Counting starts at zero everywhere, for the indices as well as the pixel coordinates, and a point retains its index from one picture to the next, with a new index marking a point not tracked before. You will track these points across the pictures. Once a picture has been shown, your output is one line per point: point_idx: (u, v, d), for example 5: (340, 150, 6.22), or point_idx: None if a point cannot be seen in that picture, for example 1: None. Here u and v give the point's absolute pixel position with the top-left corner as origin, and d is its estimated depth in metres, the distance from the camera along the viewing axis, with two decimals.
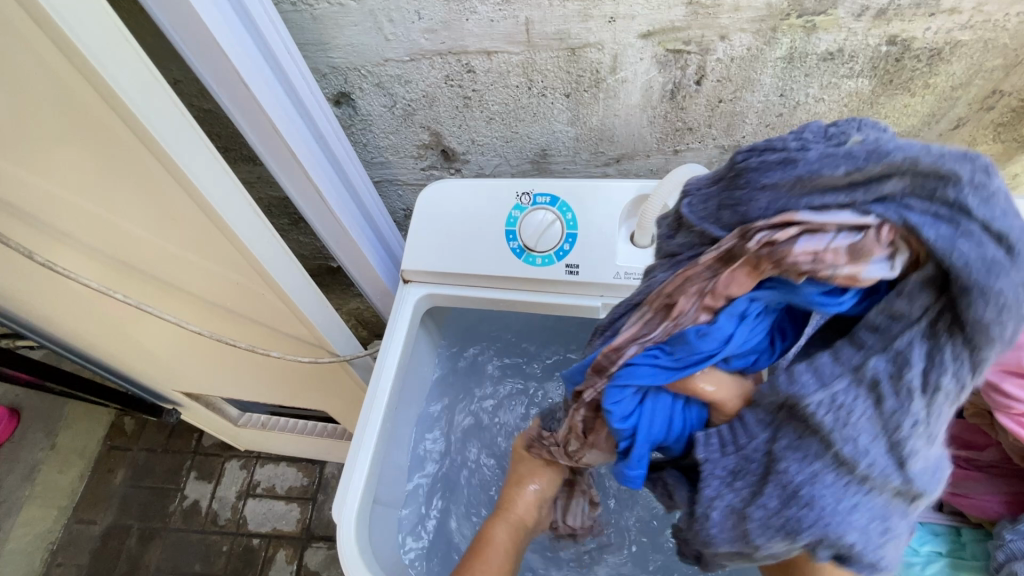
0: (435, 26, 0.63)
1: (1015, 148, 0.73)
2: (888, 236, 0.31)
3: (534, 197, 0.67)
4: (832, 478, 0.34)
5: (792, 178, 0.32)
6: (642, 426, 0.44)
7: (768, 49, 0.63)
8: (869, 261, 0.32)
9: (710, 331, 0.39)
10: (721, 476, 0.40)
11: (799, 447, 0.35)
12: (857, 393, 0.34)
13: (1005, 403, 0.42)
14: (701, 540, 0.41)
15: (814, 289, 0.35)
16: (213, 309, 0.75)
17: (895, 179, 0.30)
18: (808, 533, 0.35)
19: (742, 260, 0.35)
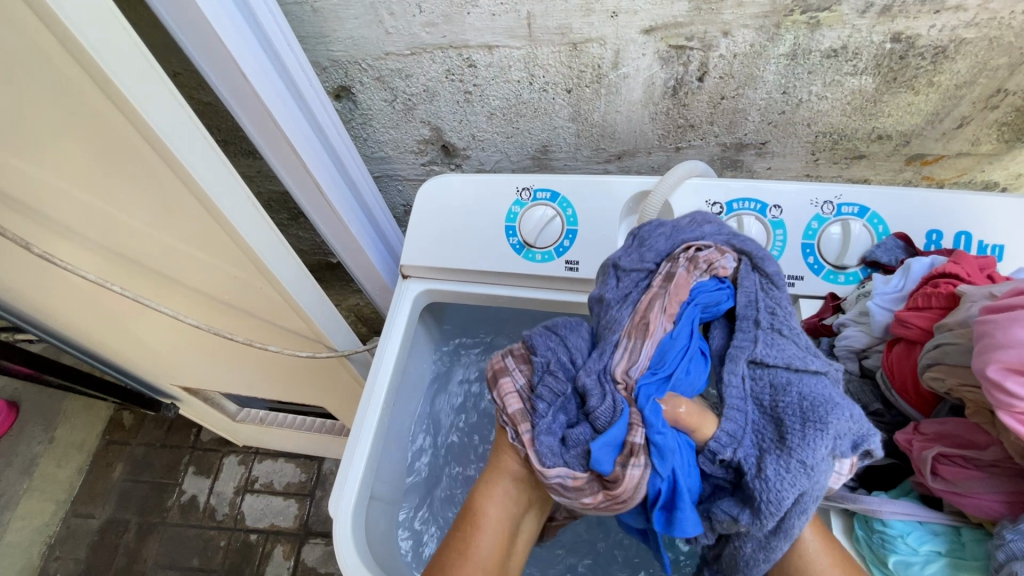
0: (436, 20, 0.62)
1: (1018, 148, 0.73)
2: (730, 252, 0.49)
3: (535, 192, 0.67)
4: (807, 388, 0.41)
5: (671, 226, 0.51)
6: (679, 462, 0.43)
7: (771, 45, 0.63)
8: (726, 258, 0.49)
9: (677, 334, 0.47)
10: (750, 436, 0.42)
11: (768, 373, 0.43)
12: (772, 332, 0.44)
13: (1008, 402, 0.35)
14: (775, 505, 0.39)
15: (711, 288, 0.48)
16: (210, 302, 0.74)
17: (709, 224, 0.51)
18: (832, 426, 0.39)
19: (679, 274, 0.47)
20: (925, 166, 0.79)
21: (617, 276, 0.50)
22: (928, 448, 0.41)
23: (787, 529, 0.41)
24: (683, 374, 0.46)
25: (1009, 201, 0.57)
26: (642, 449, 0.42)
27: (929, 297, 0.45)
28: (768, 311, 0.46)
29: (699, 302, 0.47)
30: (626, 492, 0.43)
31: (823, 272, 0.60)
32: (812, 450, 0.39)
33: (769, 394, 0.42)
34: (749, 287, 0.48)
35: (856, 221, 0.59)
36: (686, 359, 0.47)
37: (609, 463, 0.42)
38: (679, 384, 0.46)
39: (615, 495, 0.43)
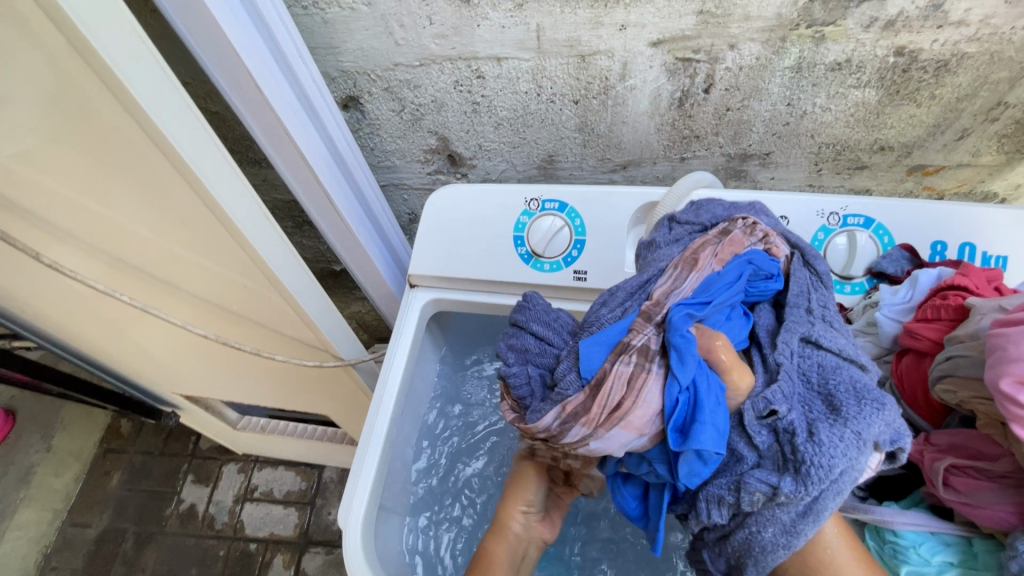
0: (446, 31, 0.63)
1: (1017, 159, 0.74)
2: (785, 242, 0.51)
3: (543, 203, 0.67)
4: (857, 374, 0.41)
5: (727, 205, 0.53)
6: (700, 385, 0.41)
7: (776, 58, 0.63)
8: (780, 240, 0.50)
9: (725, 274, 0.46)
10: (800, 401, 0.41)
11: (819, 354, 0.43)
12: (829, 327, 0.45)
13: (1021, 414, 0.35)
14: (826, 471, 0.37)
15: (767, 257, 0.48)
16: (217, 310, 0.74)
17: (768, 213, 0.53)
18: (888, 410, 0.39)
19: (733, 234, 0.49)
20: (926, 177, 0.80)
21: (670, 228, 0.53)
22: (939, 459, 0.42)
23: (817, 510, 0.39)
24: (723, 318, 0.46)
25: (1014, 213, 0.58)
26: (636, 351, 0.43)
27: (938, 309, 0.46)
28: (819, 304, 0.47)
29: (753, 261, 0.47)
30: (617, 397, 0.42)
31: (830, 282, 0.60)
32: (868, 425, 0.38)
33: (818, 373, 0.42)
34: (802, 276, 0.49)
35: (862, 232, 0.59)
36: (727, 305, 0.46)
37: (598, 361, 0.44)
38: (716, 321, 0.46)
39: (606, 405, 0.42)
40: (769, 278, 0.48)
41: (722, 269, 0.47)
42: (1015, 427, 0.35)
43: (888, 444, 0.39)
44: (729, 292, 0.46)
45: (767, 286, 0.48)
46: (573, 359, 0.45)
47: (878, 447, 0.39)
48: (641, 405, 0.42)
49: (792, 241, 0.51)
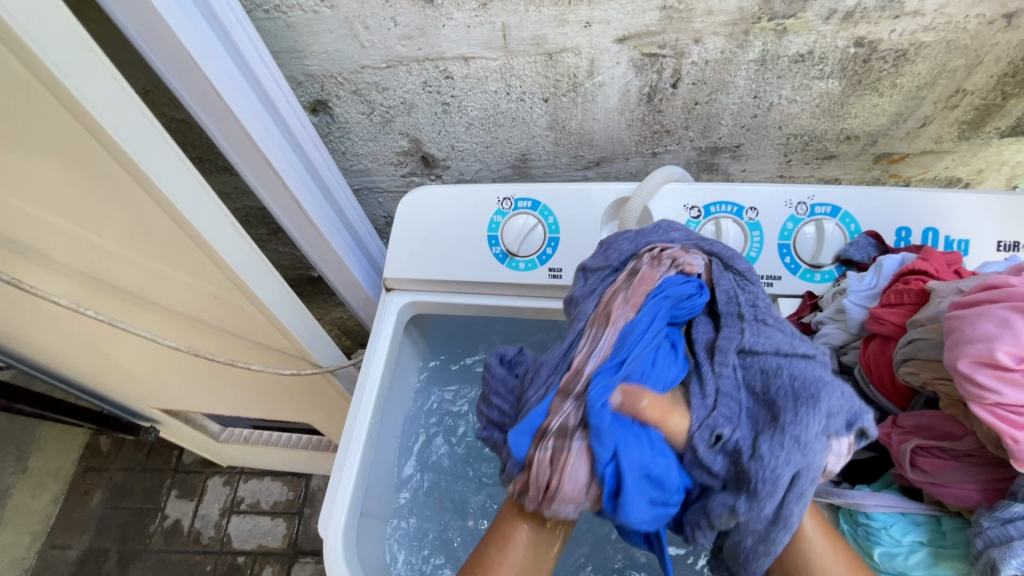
0: (411, 32, 0.63)
1: (979, 144, 0.76)
2: (697, 254, 0.51)
3: (516, 201, 0.67)
4: (798, 370, 0.41)
5: (631, 233, 0.53)
6: (626, 445, 0.40)
7: (741, 52, 0.64)
8: (691, 257, 0.50)
9: (639, 319, 0.45)
10: (742, 411, 0.41)
11: (756, 352, 0.43)
12: (761, 328, 0.44)
13: (979, 394, 0.35)
14: (772, 485, 0.38)
15: (676, 283, 0.47)
16: (189, 323, 0.72)
17: (676, 229, 0.53)
18: (826, 402, 0.39)
19: (640, 269, 0.49)
20: (892, 165, 0.81)
21: (585, 278, 0.52)
22: (906, 441, 0.43)
23: (787, 516, 0.39)
24: (648, 364, 0.44)
25: (973, 197, 0.59)
26: (557, 433, 0.41)
27: (901, 294, 0.47)
28: (749, 304, 0.47)
29: (668, 293, 0.47)
30: (546, 476, 0.41)
31: (800, 272, 0.61)
32: (807, 428, 0.38)
33: (761, 381, 0.41)
34: (726, 285, 0.49)
35: (829, 220, 0.60)
36: (651, 347, 0.45)
37: (525, 449, 0.42)
38: (641, 373, 0.43)
39: (540, 486, 0.42)
40: (691, 295, 0.48)
41: (636, 315, 0.46)
42: (973, 406, 0.36)
43: (841, 427, 0.39)
44: (646, 335, 0.45)
45: (691, 304, 0.48)
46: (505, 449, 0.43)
47: (831, 437, 0.39)
48: (568, 480, 0.41)
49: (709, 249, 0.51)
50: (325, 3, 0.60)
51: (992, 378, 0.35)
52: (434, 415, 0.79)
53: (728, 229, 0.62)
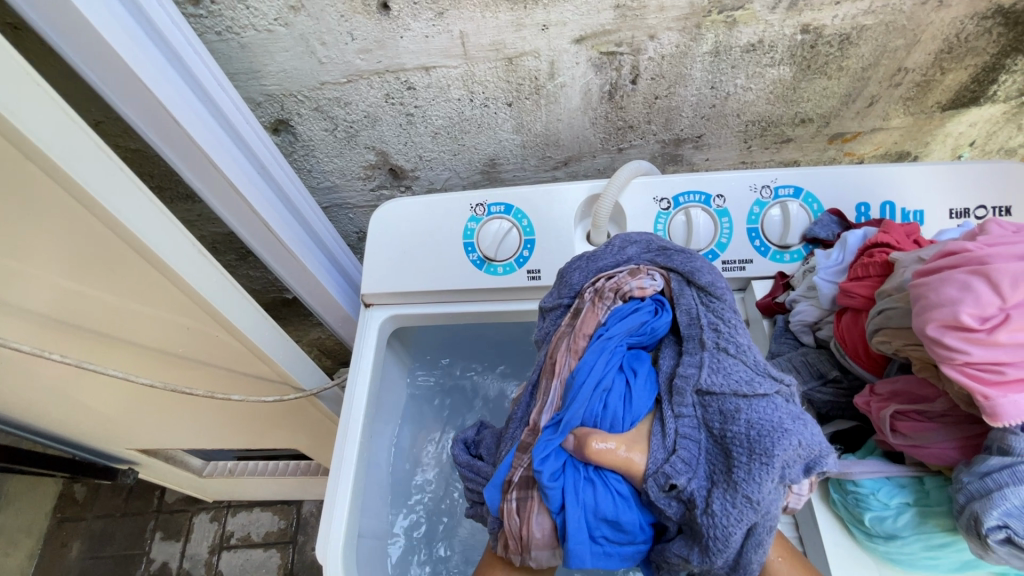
0: (369, 46, 0.62)
1: (923, 119, 0.80)
2: (653, 276, 0.54)
3: (489, 207, 0.67)
4: (754, 416, 0.42)
5: (588, 260, 0.56)
6: (576, 500, 0.45)
7: (695, 45, 0.66)
8: (643, 280, 0.53)
9: (583, 366, 0.49)
10: (701, 463, 0.44)
11: (716, 393, 0.45)
12: (717, 358, 0.47)
13: (949, 355, 0.36)
14: (722, 541, 0.41)
15: (617, 320, 0.52)
16: (164, 357, 0.69)
17: (632, 249, 0.56)
18: (778, 457, 0.40)
19: (585, 306, 0.53)
20: (846, 144, 0.85)
21: (546, 316, 0.57)
22: (886, 408, 0.44)
23: (744, 564, 0.43)
24: (599, 409, 0.47)
25: (924, 169, 0.62)
26: (518, 487, 0.48)
27: (867, 267, 0.49)
28: (712, 330, 0.49)
29: (612, 333, 0.51)
30: (517, 528, 0.48)
31: (770, 253, 0.63)
32: (757, 485, 0.40)
33: (719, 421, 0.44)
34: (686, 304, 0.52)
35: (793, 201, 0.63)
36: (600, 393, 0.48)
37: (497, 501, 0.49)
38: (593, 417, 0.47)
39: (515, 537, 0.48)
40: (646, 322, 0.52)
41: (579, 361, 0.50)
42: (945, 368, 0.36)
43: (795, 475, 0.42)
44: (591, 381, 0.48)
45: (644, 330, 0.52)
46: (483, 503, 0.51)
47: (785, 483, 0.41)
48: (534, 529, 0.47)
49: (669, 265, 0.54)
50: (280, 21, 0.59)
51: (959, 339, 0.35)
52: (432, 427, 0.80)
53: (699, 219, 0.63)
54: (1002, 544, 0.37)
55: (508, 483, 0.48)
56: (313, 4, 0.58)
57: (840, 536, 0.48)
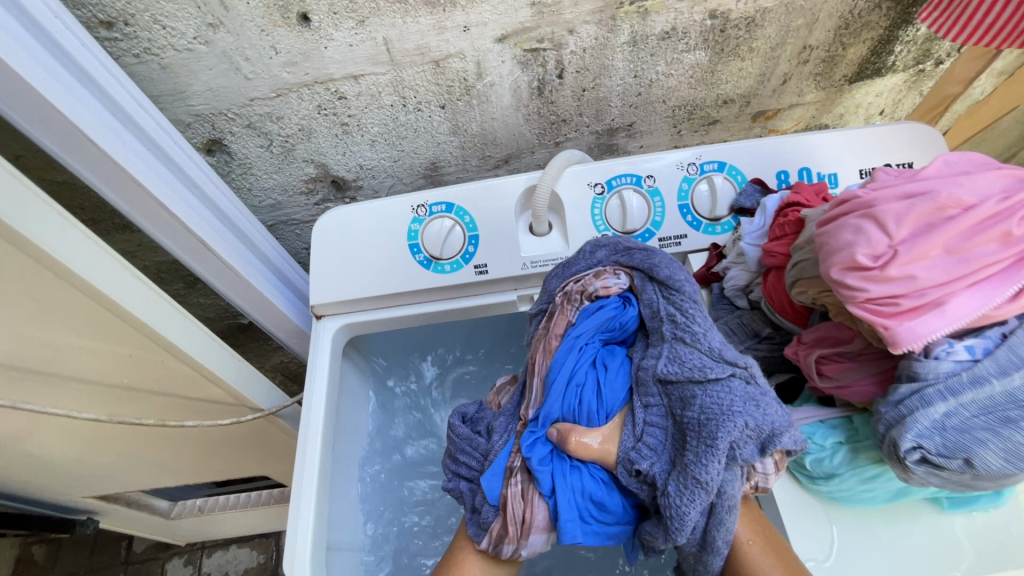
0: (295, 58, 0.63)
1: (834, 92, 0.85)
2: (617, 276, 0.57)
3: (430, 207, 0.68)
4: (704, 401, 0.45)
5: (560, 265, 0.60)
6: (565, 483, 0.52)
7: (613, 36, 0.69)
8: (608, 278, 0.57)
9: (557, 366, 0.54)
10: (661, 446, 0.48)
11: (676, 381, 0.48)
12: (673, 348, 0.50)
13: (851, 294, 0.38)
14: (678, 520, 0.45)
15: (587, 319, 0.56)
16: (110, 392, 0.66)
17: (601, 248, 0.59)
18: (723, 440, 0.43)
19: (557, 307, 0.58)
20: (768, 121, 0.89)
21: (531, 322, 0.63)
22: (810, 354, 0.47)
23: (710, 540, 0.47)
24: (574, 403, 0.53)
25: (833, 135, 0.67)
26: (518, 471, 0.53)
27: (783, 227, 0.52)
28: (672, 322, 0.51)
29: (580, 333, 0.55)
30: (518, 514, 0.52)
31: (702, 227, 0.66)
32: (704, 468, 0.43)
33: (679, 407, 0.47)
34: (647, 298, 0.54)
35: (718, 175, 0.66)
36: (574, 388, 0.53)
37: (497, 489, 0.53)
38: (569, 411, 0.53)
39: (516, 523, 0.52)
40: (615, 319, 0.56)
41: (554, 360, 0.55)
42: (850, 307, 0.39)
43: (748, 453, 0.44)
44: (563, 378, 0.54)
45: (615, 327, 0.56)
46: (479, 492, 0.54)
47: (736, 462, 0.44)
48: (535, 513, 0.52)
49: (632, 262, 0.56)
50: (199, 39, 0.59)
51: (858, 279, 0.38)
52: (414, 431, 0.81)
53: (632, 200, 0.66)
54: (919, 464, 0.39)
55: (509, 469, 0.53)
56: (232, 20, 0.58)
57: (787, 484, 0.50)
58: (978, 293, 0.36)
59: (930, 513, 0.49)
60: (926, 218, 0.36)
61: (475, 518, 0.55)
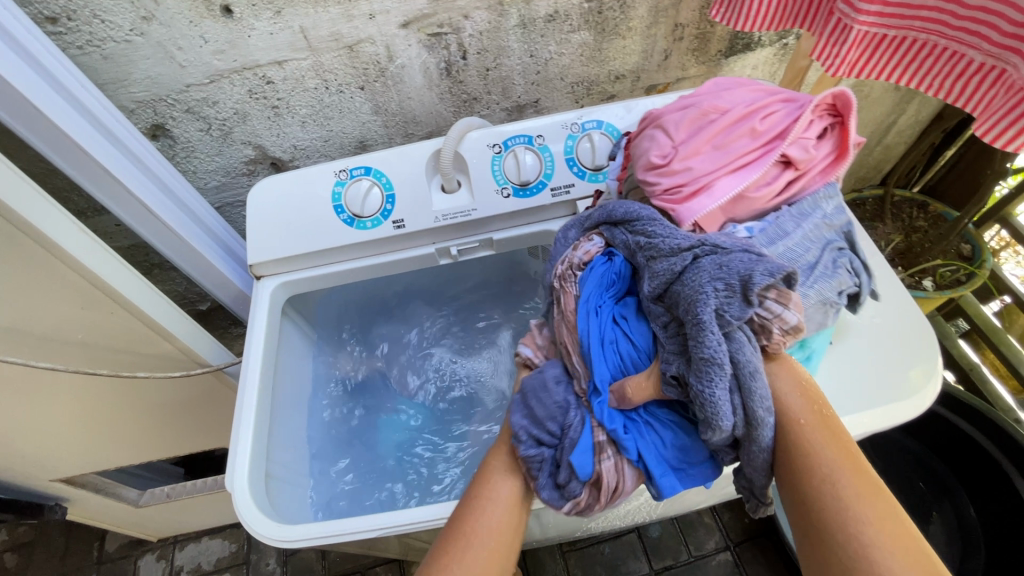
0: (222, 47, 0.72)
1: (713, 66, 0.98)
2: (596, 240, 0.62)
3: (351, 171, 0.77)
4: (683, 291, 0.47)
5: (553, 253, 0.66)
6: (643, 437, 0.53)
7: (503, 20, 0.80)
8: (589, 245, 0.62)
9: (591, 332, 0.56)
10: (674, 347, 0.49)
11: (665, 286, 0.49)
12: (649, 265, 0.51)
13: (653, 187, 0.50)
14: (711, 403, 0.45)
15: (591, 282, 0.58)
16: (69, 348, 0.72)
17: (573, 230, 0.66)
18: (705, 313, 0.44)
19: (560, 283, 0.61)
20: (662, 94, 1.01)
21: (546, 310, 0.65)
22: None
23: (754, 416, 0.46)
24: (616, 360, 0.55)
25: None
26: (606, 442, 0.53)
27: None
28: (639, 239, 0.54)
29: (589, 295, 0.58)
30: (612, 479, 0.52)
31: (586, 176, 0.77)
32: (703, 346, 0.44)
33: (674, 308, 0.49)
34: (620, 239, 0.58)
35: (597, 132, 0.76)
36: (610, 346, 0.55)
37: (589, 466, 0.52)
38: (615, 369, 0.55)
39: (610, 488, 0.52)
40: (612, 271, 0.58)
41: (583, 328, 0.57)
42: (654, 199, 0.50)
43: (732, 315, 0.44)
44: (597, 338, 0.55)
45: (619, 277, 0.58)
46: (563, 469, 0.53)
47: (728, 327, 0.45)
48: (626, 473, 0.53)
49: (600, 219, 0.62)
50: (135, 31, 0.68)
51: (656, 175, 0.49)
52: (349, 383, 0.92)
53: (525, 157, 0.76)
54: None
55: (599, 443, 0.52)
56: (163, 13, 0.68)
57: None
58: (738, 175, 0.48)
59: None
60: (695, 123, 0.49)
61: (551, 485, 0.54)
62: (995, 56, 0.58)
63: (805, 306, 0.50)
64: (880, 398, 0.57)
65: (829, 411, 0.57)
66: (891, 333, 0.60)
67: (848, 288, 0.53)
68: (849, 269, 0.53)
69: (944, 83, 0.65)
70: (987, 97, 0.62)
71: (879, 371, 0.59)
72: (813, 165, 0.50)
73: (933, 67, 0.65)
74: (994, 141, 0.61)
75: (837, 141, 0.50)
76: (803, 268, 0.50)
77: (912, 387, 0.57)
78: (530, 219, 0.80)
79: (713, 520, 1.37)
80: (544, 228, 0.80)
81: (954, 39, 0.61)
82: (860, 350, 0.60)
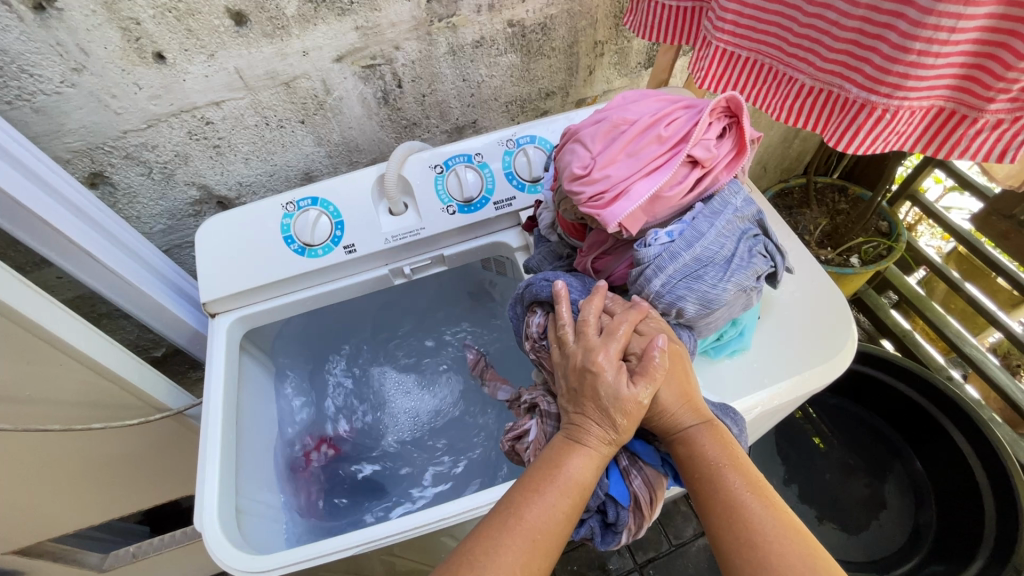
0: (158, 92, 0.74)
1: (635, 77, 1.05)
2: (538, 313, 0.64)
3: (297, 203, 0.79)
4: None
5: (516, 324, 0.69)
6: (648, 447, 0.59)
7: (433, 49, 0.85)
8: (539, 318, 0.64)
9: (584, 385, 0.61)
10: None
11: None
12: None
13: (578, 194, 0.54)
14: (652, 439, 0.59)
15: None
16: (17, 409, 0.70)
17: (517, 306, 0.69)
18: None
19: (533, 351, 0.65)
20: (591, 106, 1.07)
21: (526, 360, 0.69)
22: (584, 256, 0.65)
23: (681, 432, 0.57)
24: None
25: None
26: (630, 464, 0.58)
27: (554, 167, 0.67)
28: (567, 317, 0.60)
29: None
30: (649, 493, 0.57)
31: (526, 188, 0.82)
32: None
33: None
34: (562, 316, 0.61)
35: (531, 146, 0.81)
36: None
37: (629, 491, 0.57)
38: None
39: (652, 502, 0.57)
40: None
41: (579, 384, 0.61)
42: (580, 206, 0.54)
43: None
44: None
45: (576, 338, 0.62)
46: (611, 508, 0.57)
47: None
48: (650, 482, 0.57)
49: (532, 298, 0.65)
50: (66, 83, 0.69)
51: (579, 182, 0.54)
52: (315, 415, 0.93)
53: (466, 175, 0.80)
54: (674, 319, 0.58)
55: (627, 470, 0.57)
56: (93, 63, 0.69)
57: None
58: (652, 178, 0.52)
59: (707, 363, 0.64)
60: (609, 135, 0.54)
61: (603, 529, 0.59)
62: (821, 80, 0.61)
63: (725, 297, 0.55)
64: (806, 362, 0.63)
65: (775, 377, 0.62)
66: (808, 304, 0.67)
67: (765, 271, 0.58)
68: (764, 253, 0.59)
69: (784, 106, 0.67)
70: (822, 117, 0.63)
71: (806, 335, 0.65)
72: (717, 162, 0.55)
73: (772, 91, 0.67)
74: (854, 152, 0.61)
75: (737, 138, 0.56)
76: (722, 262, 0.56)
77: (831, 348, 0.63)
78: (478, 233, 0.84)
79: (688, 508, 1.41)
80: (490, 241, 0.84)
81: (787, 62, 0.64)
82: (790, 319, 0.66)
